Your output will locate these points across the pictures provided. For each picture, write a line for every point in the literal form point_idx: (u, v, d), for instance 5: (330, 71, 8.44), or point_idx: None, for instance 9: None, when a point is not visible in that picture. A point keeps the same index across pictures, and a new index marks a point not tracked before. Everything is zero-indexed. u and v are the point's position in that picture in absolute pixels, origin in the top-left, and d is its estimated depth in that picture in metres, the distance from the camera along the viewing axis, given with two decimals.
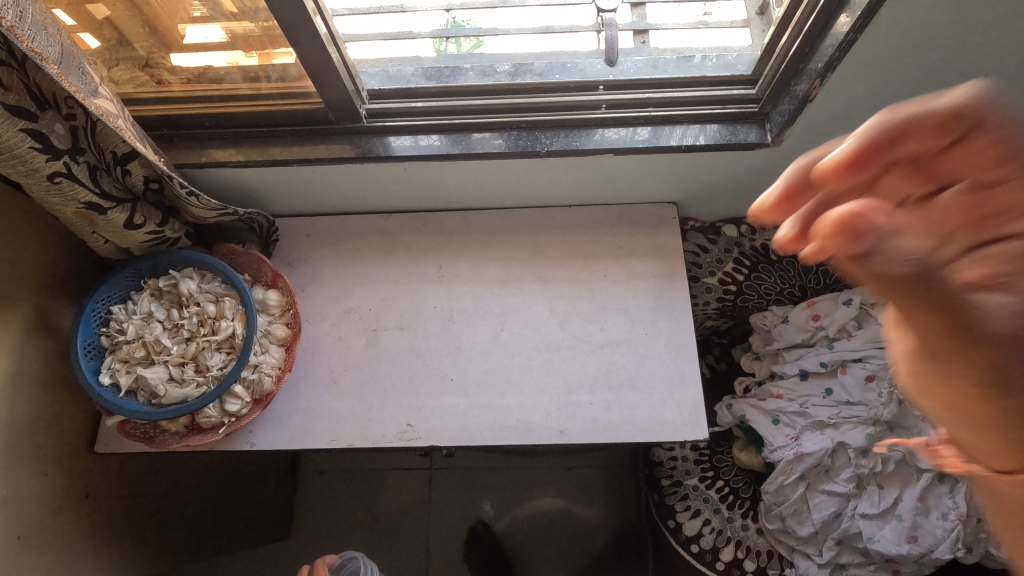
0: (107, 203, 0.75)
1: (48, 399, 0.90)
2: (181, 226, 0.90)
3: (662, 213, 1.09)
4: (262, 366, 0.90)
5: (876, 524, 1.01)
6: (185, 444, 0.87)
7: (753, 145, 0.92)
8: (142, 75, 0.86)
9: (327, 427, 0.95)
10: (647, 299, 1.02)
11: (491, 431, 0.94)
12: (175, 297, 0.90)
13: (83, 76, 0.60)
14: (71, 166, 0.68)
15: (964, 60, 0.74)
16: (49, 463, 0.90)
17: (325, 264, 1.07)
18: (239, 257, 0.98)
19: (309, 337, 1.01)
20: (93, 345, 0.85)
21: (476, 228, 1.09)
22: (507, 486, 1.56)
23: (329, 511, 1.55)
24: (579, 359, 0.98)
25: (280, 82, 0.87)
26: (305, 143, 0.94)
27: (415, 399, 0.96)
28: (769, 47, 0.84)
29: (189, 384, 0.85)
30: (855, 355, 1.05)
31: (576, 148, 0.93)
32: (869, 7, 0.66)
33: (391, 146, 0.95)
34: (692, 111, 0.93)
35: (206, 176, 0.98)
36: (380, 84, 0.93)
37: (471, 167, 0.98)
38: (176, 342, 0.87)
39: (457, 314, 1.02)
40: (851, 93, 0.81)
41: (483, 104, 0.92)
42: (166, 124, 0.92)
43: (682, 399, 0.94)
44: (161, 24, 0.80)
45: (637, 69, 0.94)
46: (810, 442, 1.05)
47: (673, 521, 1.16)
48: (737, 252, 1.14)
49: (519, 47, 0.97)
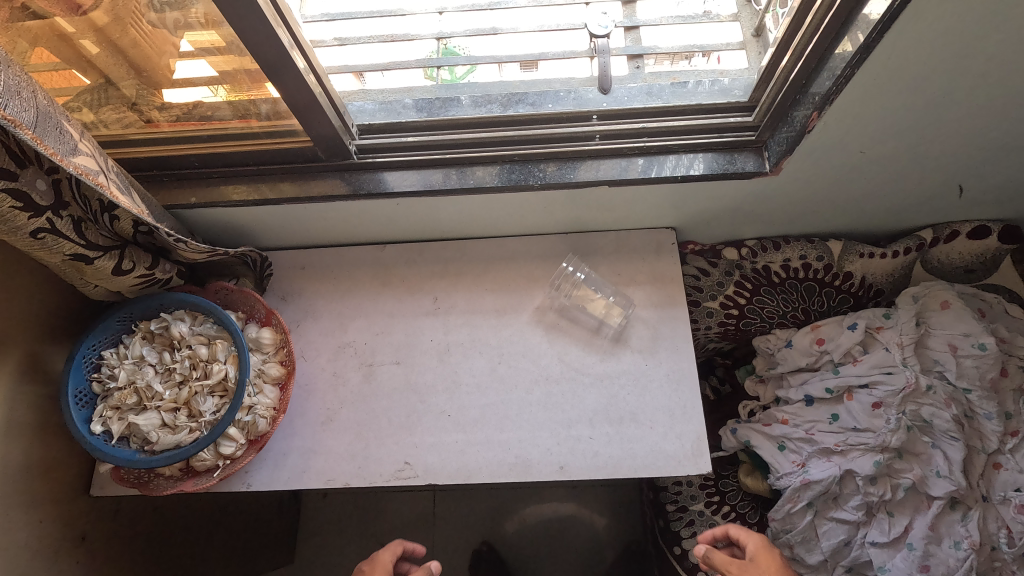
0: (93, 252, 0.75)
1: (43, 445, 0.89)
2: (172, 266, 0.90)
3: (660, 238, 1.07)
4: (256, 408, 0.89)
5: (887, 552, 0.98)
6: (179, 489, 0.86)
7: (750, 173, 0.90)
8: (131, 115, 0.84)
9: (324, 466, 0.94)
10: (646, 328, 1.00)
11: (491, 468, 0.92)
12: (166, 340, 0.89)
13: (61, 136, 0.60)
14: (55, 221, 0.68)
15: (966, 87, 0.73)
16: (46, 509, 0.89)
17: (320, 297, 1.06)
18: (233, 295, 0.97)
19: (304, 373, 1.00)
20: (85, 392, 0.84)
21: (471, 258, 1.08)
22: (511, 506, 1.53)
23: (334, 534, 1.54)
24: (578, 393, 0.96)
25: (270, 119, 0.84)
26: (296, 181, 0.94)
27: (412, 436, 0.95)
28: (768, 72, 0.82)
29: (182, 430, 0.84)
30: (861, 381, 1.02)
31: (569, 180, 0.92)
32: (867, 44, 0.65)
33: (384, 182, 0.94)
34: (687, 141, 0.91)
35: (198, 216, 0.98)
36: (370, 118, 0.92)
37: (464, 200, 0.97)
38: (168, 386, 0.86)
39: (454, 347, 1.01)
40: (850, 124, 0.79)
41: (475, 137, 0.91)
42: (156, 165, 0.92)
43: (685, 432, 0.93)
44: (148, 67, 0.77)
45: (631, 97, 0.92)
46: (817, 470, 1.02)
47: (680, 547, 1.14)
48: (738, 274, 1.11)
49: (518, 76, 0.97)
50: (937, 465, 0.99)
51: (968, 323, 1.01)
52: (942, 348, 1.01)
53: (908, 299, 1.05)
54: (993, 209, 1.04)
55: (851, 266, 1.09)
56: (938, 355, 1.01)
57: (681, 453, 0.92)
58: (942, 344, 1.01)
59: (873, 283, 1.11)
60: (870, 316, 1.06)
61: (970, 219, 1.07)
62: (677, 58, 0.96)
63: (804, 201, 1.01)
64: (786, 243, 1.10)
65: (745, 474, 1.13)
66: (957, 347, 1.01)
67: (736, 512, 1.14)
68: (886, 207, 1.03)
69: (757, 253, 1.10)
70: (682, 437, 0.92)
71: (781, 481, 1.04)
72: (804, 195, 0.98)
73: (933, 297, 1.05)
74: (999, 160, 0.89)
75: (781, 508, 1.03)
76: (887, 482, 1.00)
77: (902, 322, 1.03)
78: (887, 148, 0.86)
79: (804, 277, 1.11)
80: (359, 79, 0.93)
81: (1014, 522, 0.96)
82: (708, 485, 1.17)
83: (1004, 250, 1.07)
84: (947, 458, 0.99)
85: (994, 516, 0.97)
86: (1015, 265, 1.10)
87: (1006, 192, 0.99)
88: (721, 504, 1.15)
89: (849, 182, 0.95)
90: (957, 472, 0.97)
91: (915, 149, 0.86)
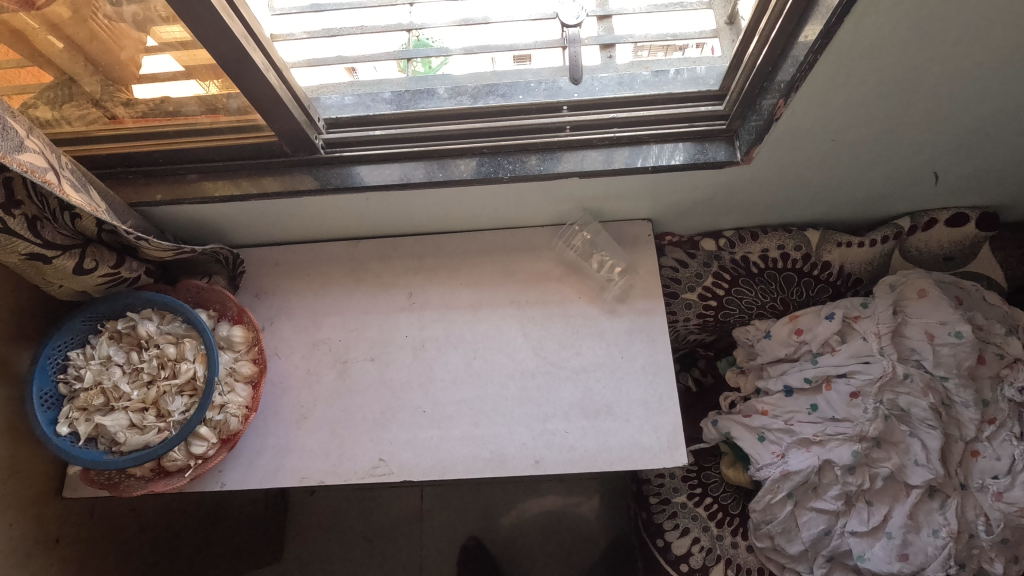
0: (51, 251, 0.75)
1: (12, 447, 0.88)
2: (139, 265, 0.89)
3: (637, 230, 1.06)
4: (227, 407, 0.88)
5: (866, 541, 0.98)
6: (149, 489, 0.85)
7: (723, 163, 0.90)
8: (94, 112, 0.82)
9: (298, 464, 0.93)
10: (623, 321, 0.99)
11: (465, 464, 0.92)
12: (134, 339, 0.88)
13: (3, 133, 0.61)
14: (7, 220, 0.69)
15: (933, 72, 0.71)
16: (17, 512, 0.88)
17: (293, 294, 1.05)
18: (203, 293, 0.95)
19: (278, 371, 0.99)
20: (51, 394, 0.83)
21: (447, 252, 1.07)
22: (497, 500, 1.53)
23: (320, 531, 1.53)
24: (554, 386, 0.96)
25: (238, 114, 0.83)
26: (264, 176, 0.93)
27: (387, 432, 0.94)
28: (737, 59, 0.81)
29: (151, 430, 0.83)
30: (839, 370, 1.02)
31: (541, 173, 0.91)
32: (826, 30, 0.64)
33: (354, 177, 0.93)
34: (659, 131, 0.90)
35: (166, 214, 0.97)
36: (338, 113, 0.91)
37: (437, 194, 0.96)
38: (136, 386, 0.85)
39: (429, 342, 1.00)
40: (819, 112, 0.78)
41: (445, 129, 0.90)
42: (119, 163, 0.90)
43: (660, 424, 0.92)
44: (106, 62, 0.75)
45: (603, 87, 0.91)
46: (795, 460, 1.01)
47: (662, 540, 1.12)
48: (716, 265, 1.11)
49: (511, 67, 0.95)
50: (915, 454, 0.99)
51: (946, 311, 1.00)
52: (919, 336, 1.01)
53: (886, 288, 1.05)
54: (969, 197, 1.04)
55: (830, 254, 1.09)
56: (915, 344, 1.01)
57: (657, 446, 0.91)
58: (919, 333, 1.01)
59: (851, 272, 1.11)
60: (848, 306, 1.06)
61: (947, 207, 1.07)
62: (670, 49, 0.93)
63: (779, 190, 1.00)
64: (764, 232, 1.10)
65: (727, 465, 1.13)
66: (934, 335, 1.00)
67: (718, 503, 1.14)
68: (862, 195, 1.02)
69: (735, 244, 1.10)
70: (657, 429, 0.92)
71: (761, 472, 1.04)
72: (779, 184, 0.97)
73: (910, 286, 1.04)
74: (971, 147, 0.89)
75: (761, 499, 1.02)
76: (865, 472, 0.99)
77: (879, 311, 1.02)
78: (859, 135, 0.84)
79: (783, 267, 1.10)
80: (351, 73, 0.93)
81: (992, 510, 0.95)
82: (690, 477, 1.16)
83: (982, 237, 1.07)
84: (925, 447, 0.98)
85: (973, 504, 0.97)
86: (994, 252, 1.10)
87: (981, 179, 0.98)
88: (703, 496, 1.15)
89: (823, 170, 0.94)
90: (935, 460, 0.97)
91: (887, 136, 0.85)
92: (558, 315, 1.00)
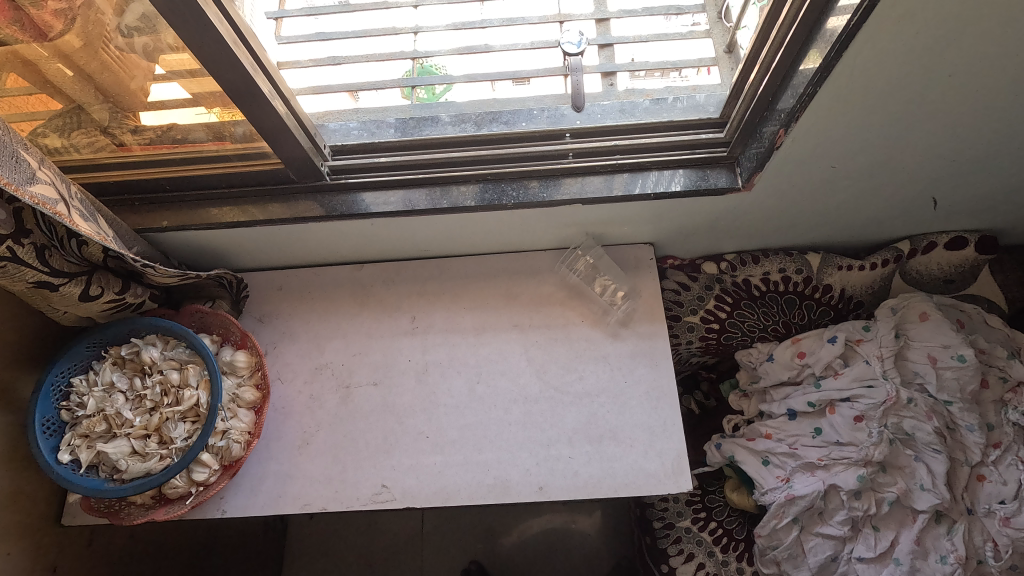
0: (58, 279, 0.76)
1: (11, 475, 0.87)
2: (144, 291, 0.89)
3: (639, 254, 1.07)
4: (230, 432, 0.87)
5: (873, 568, 0.97)
6: (150, 518, 0.84)
7: (723, 189, 0.91)
8: (102, 139, 0.83)
9: (300, 491, 0.92)
10: (626, 345, 0.99)
11: (468, 490, 0.91)
12: (138, 365, 0.88)
13: (17, 165, 0.62)
14: (15, 249, 0.70)
15: (929, 101, 0.73)
16: (13, 539, 0.87)
17: (297, 319, 1.05)
18: (206, 318, 0.95)
19: (281, 397, 0.99)
20: (53, 420, 0.83)
21: (451, 276, 1.07)
22: (500, 523, 1.51)
23: (320, 555, 1.51)
24: (557, 410, 0.95)
25: (244, 141, 0.84)
26: (271, 203, 0.94)
27: (390, 458, 0.94)
28: (737, 88, 0.83)
29: (153, 457, 0.82)
30: (843, 394, 1.02)
31: (543, 199, 0.92)
32: (825, 62, 0.66)
33: (359, 203, 0.94)
34: (661, 158, 0.91)
35: (171, 239, 0.98)
36: (344, 139, 0.91)
37: (442, 219, 0.97)
38: (139, 413, 0.85)
39: (433, 367, 1.00)
40: (818, 140, 0.80)
41: (449, 156, 0.91)
42: (127, 190, 0.91)
43: (664, 449, 0.92)
44: (116, 92, 0.76)
45: (604, 114, 0.92)
46: (801, 484, 1.00)
47: (666, 565, 1.11)
48: (718, 289, 1.12)
49: (512, 92, 0.96)
50: (920, 478, 0.98)
51: (947, 335, 1.01)
52: (922, 359, 1.01)
53: (885, 311, 1.06)
54: (966, 221, 1.05)
55: (830, 278, 1.10)
56: (918, 367, 1.01)
57: (662, 472, 0.91)
58: (922, 356, 1.01)
59: (852, 295, 1.11)
60: (850, 329, 1.06)
61: (946, 231, 1.08)
62: (668, 72, 0.95)
63: (778, 215, 1.01)
64: (766, 256, 1.11)
65: (731, 489, 1.12)
66: (937, 358, 1.00)
67: (723, 528, 1.13)
68: (862, 219, 1.03)
69: (736, 267, 1.12)
70: (662, 454, 0.92)
71: (766, 497, 1.03)
72: (780, 208, 0.98)
73: (912, 310, 1.05)
74: (967, 174, 0.90)
75: (766, 524, 1.02)
76: (871, 496, 0.99)
77: (881, 334, 1.03)
78: (858, 161, 0.85)
79: (784, 290, 1.11)
80: (354, 99, 0.93)
81: (999, 535, 0.95)
82: (694, 501, 1.16)
83: (983, 261, 1.08)
84: (931, 471, 0.98)
85: (980, 529, 0.97)
86: (994, 276, 1.11)
87: (979, 204, 1.00)
88: (708, 520, 1.13)
89: (822, 195, 0.95)
90: (941, 485, 0.97)
91: (885, 162, 0.86)
92: (563, 339, 1.00)
